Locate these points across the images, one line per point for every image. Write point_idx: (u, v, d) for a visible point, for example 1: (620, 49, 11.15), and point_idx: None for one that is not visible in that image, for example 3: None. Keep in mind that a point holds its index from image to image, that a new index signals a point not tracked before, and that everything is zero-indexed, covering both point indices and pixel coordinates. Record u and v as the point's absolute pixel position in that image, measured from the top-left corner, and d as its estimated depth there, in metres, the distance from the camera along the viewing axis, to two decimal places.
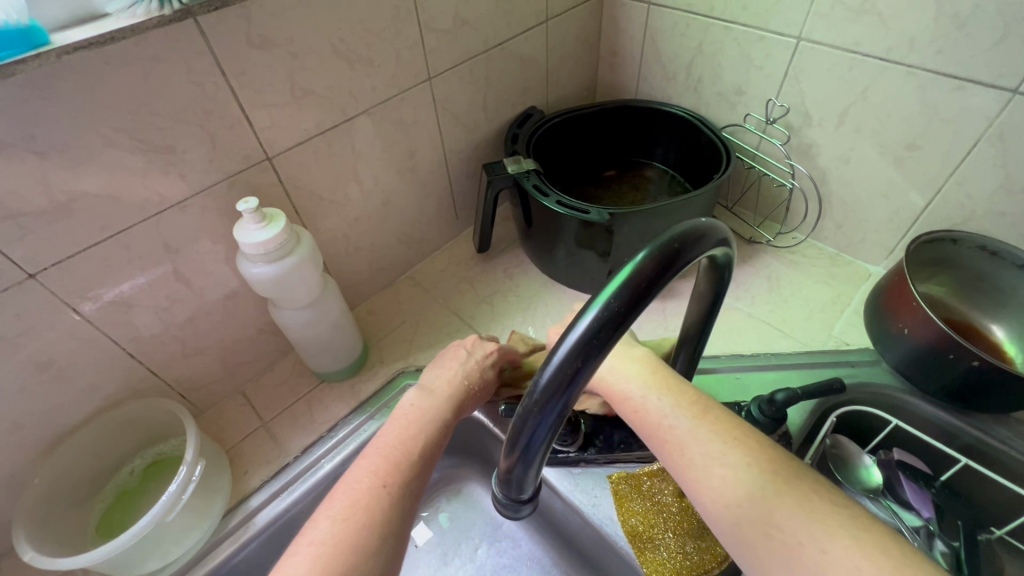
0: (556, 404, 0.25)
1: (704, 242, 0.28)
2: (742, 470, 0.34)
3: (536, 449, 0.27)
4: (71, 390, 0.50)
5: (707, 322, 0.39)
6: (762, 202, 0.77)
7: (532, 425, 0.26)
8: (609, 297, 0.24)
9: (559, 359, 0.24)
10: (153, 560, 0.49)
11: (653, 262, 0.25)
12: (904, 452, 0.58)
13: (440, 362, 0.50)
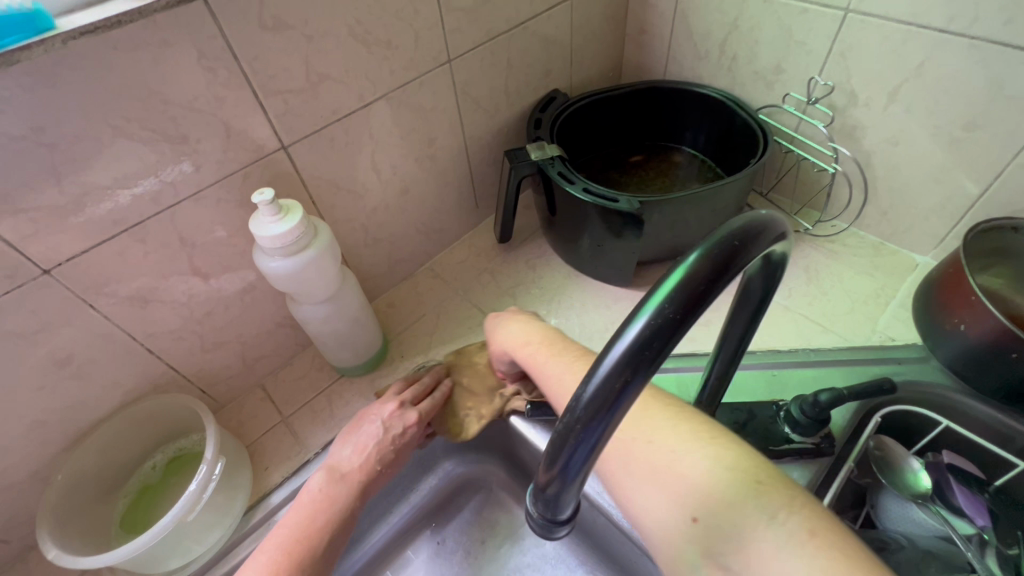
0: (602, 421, 0.23)
1: (764, 238, 0.24)
2: None
3: (579, 467, 0.24)
4: (90, 386, 0.49)
5: (752, 323, 0.36)
6: (800, 188, 0.72)
7: (573, 443, 0.24)
8: (661, 301, 0.22)
9: (605, 371, 0.22)
10: (174, 559, 0.49)
11: (709, 263, 0.22)
12: (955, 454, 0.54)
13: (352, 437, 0.52)
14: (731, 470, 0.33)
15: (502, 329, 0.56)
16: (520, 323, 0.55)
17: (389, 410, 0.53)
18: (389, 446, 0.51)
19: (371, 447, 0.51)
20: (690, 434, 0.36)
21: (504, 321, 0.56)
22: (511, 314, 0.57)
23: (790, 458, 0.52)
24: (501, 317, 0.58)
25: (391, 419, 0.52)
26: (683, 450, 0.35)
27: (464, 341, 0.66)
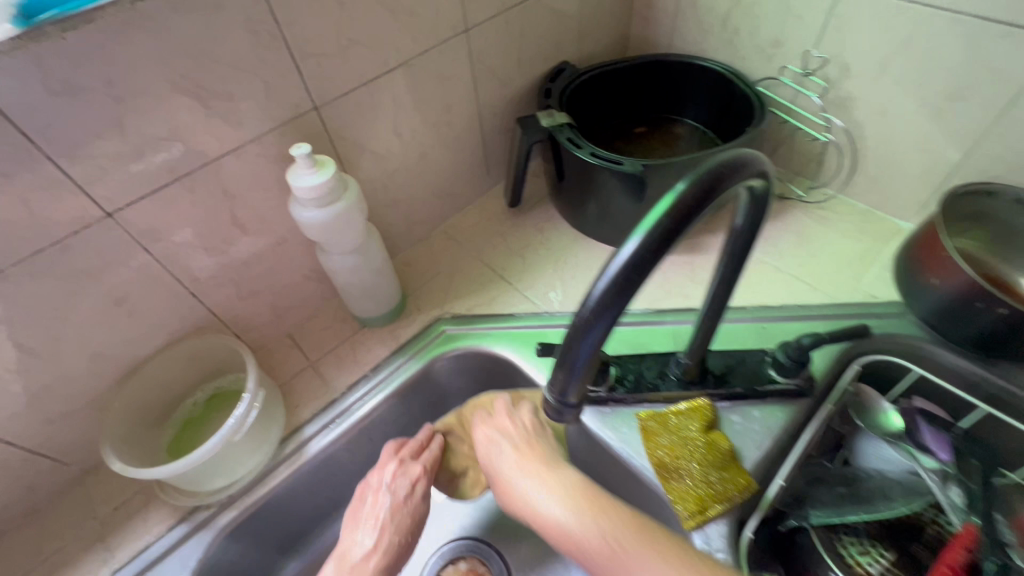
0: (607, 316, 0.28)
1: (746, 169, 0.29)
2: (587, 522, 0.42)
3: (588, 359, 0.30)
4: (142, 323, 0.54)
5: (739, 264, 0.41)
6: (794, 158, 0.77)
7: (580, 337, 0.29)
8: (656, 218, 0.26)
9: (609, 275, 0.27)
10: (219, 479, 0.55)
11: (696, 186, 0.27)
12: (925, 400, 0.60)
13: (355, 521, 0.54)
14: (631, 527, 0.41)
15: (501, 455, 0.52)
16: (534, 467, 0.49)
17: (391, 471, 0.56)
18: (400, 513, 0.54)
19: (382, 514, 0.53)
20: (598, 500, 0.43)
21: (519, 462, 0.50)
22: (522, 449, 0.51)
23: (773, 398, 0.57)
24: (512, 447, 0.52)
25: (394, 482, 0.55)
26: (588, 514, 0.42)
27: (477, 296, 0.71)
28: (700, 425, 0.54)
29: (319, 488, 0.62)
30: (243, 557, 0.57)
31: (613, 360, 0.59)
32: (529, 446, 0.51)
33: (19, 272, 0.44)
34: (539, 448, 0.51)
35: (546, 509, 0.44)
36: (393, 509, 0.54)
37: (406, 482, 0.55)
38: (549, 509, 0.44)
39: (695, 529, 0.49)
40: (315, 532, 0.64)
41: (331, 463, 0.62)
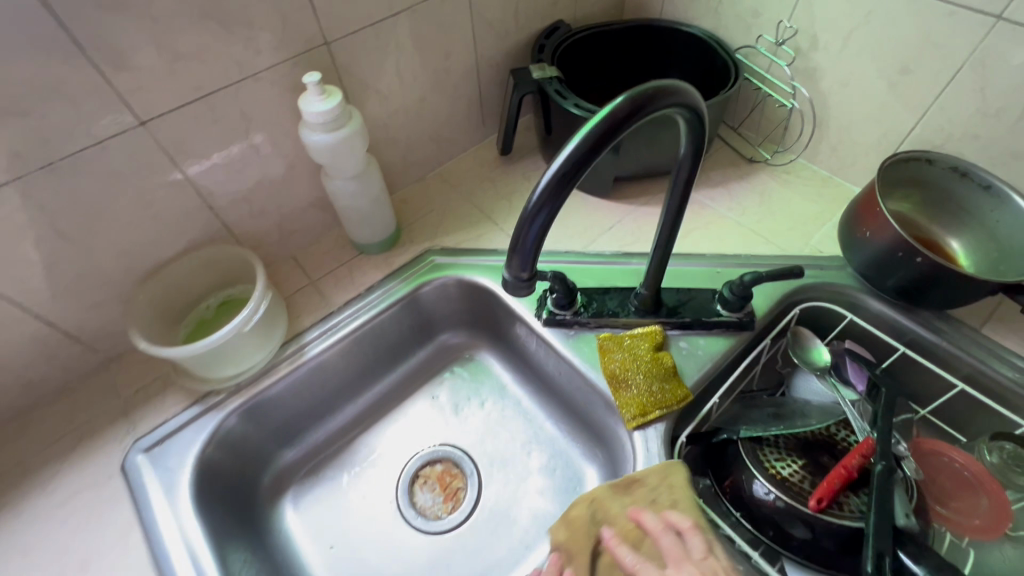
0: (547, 202, 0.39)
1: (671, 95, 0.39)
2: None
3: (533, 238, 0.40)
4: (164, 228, 0.61)
5: (684, 198, 0.49)
6: (764, 123, 0.82)
7: (528, 222, 0.40)
8: (592, 128, 0.37)
9: (553, 170, 0.39)
10: (228, 368, 0.63)
11: (627, 103, 0.37)
12: (855, 343, 0.68)
13: None
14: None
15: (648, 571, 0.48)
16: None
17: None
18: None
19: None
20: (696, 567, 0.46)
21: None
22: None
23: (717, 329, 0.64)
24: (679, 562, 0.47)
25: None
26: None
27: (465, 232, 0.78)
28: (649, 345, 0.62)
29: (316, 389, 0.71)
30: (246, 439, 0.66)
31: (580, 289, 0.67)
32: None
33: (64, 166, 0.51)
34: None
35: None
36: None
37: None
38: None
39: (635, 429, 0.58)
40: (308, 428, 0.72)
41: (328, 367, 0.70)
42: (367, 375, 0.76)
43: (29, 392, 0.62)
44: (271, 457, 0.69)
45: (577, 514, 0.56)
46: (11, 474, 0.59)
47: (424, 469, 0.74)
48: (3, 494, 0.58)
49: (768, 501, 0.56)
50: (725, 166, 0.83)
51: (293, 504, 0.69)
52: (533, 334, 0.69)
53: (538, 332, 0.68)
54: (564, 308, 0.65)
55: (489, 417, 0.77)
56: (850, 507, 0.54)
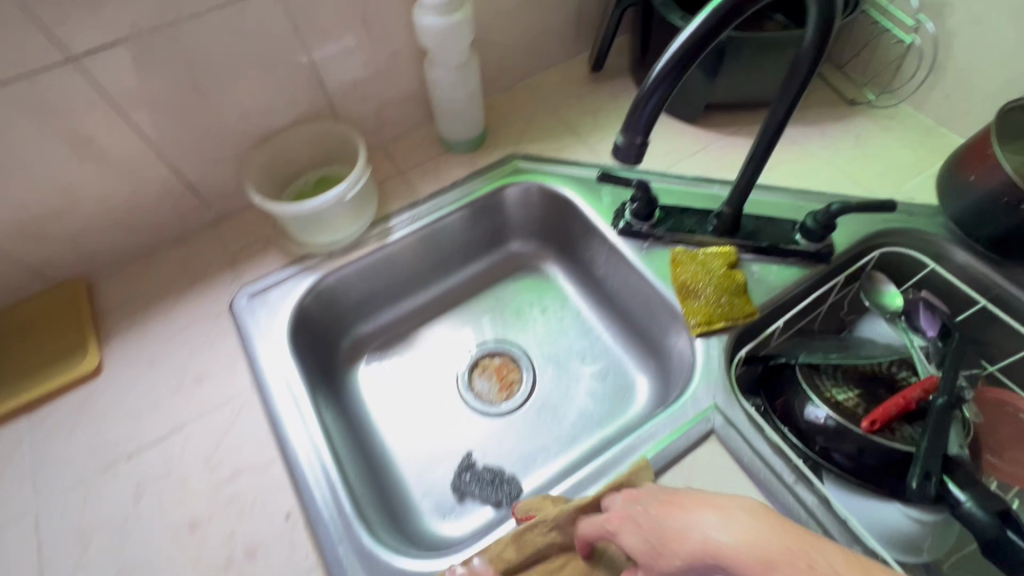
0: (664, 83, 0.40)
1: None
2: (667, 504, 0.38)
3: (646, 118, 0.41)
4: (280, 97, 0.66)
5: (808, 73, 0.51)
6: (875, 63, 0.78)
7: (642, 104, 0.41)
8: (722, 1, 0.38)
9: (675, 50, 0.39)
10: (325, 236, 0.69)
11: None
12: (932, 294, 0.66)
13: None
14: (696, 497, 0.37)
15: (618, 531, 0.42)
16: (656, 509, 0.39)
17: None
18: None
19: None
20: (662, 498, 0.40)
21: (661, 514, 0.38)
22: (659, 503, 0.39)
23: (793, 258, 0.65)
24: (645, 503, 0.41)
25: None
26: (660, 515, 0.38)
27: (549, 142, 0.80)
28: (723, 262, 0.63)
29: (395, 270, 0.76)
30: (332, 304, 0.72)
31: (659, 204, 0.69)
32: (667, 501, 0.39)
33: (207, 19, 0.56)
34: (678, 501, 0.38)
35: (630, 522, 0.41)
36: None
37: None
38: (641, 521, 0.40)
39: (698, 336, 0.61)
40: (383, 307, 0.79)
41: (408, 252, 0.75)
42: (440, 268, 0.81)
43: (151, 234, 0.70)
44: (350, 326, 0.76)
45: (532, 539, 0.48)
46: (136, 302, 0.68)
47: (484, 359, 0.79)
48: (129, 317, 0.66)
49: (820, 423, 0.58)
50: (823, 106, 0.80)
51: (365, 371, 0.76)
52: (605, 245, 0.72)
53: (611, 242, 0.70)
54: (642, 219, 0.67)
55: (549, 323, 0.81)
56: (902, 434, 0.55)
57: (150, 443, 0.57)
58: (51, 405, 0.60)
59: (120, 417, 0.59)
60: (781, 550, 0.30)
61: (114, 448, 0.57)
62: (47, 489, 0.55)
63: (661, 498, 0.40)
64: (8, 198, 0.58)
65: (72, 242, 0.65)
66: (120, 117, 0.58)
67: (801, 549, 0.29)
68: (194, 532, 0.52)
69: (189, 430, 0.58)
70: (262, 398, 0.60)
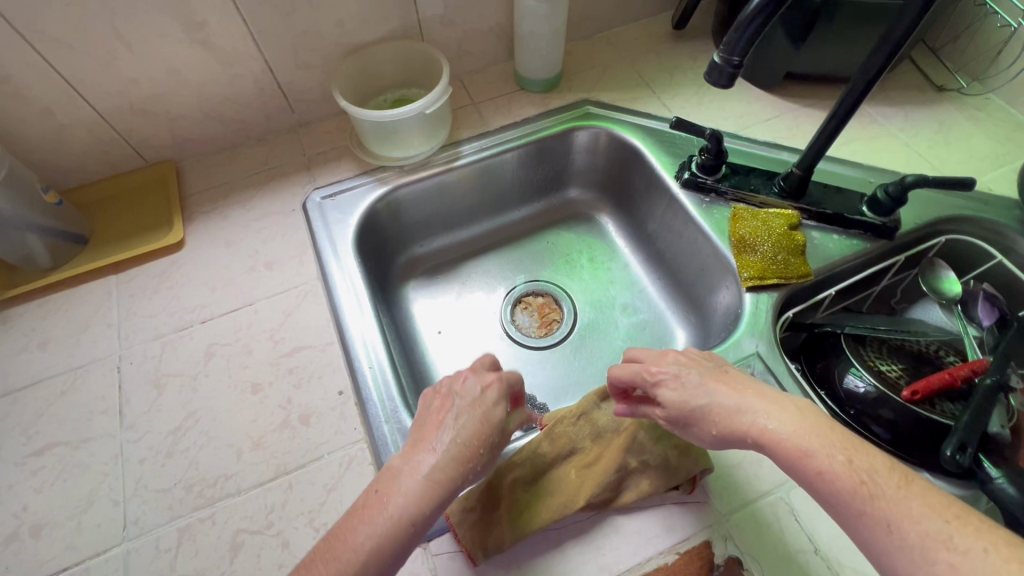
0: (766, 11, 0.40)
1: None
2: (718, 380, 0.44)
3: (746, 41, 0.42)
4: (376, 10, 0.69)
5: (914, 23, 0.48)
6: (973, 49, 0.75)
7: (742, 29, 0.41)
8: None
9: None
10: (398, 151, 0.73)
11: None
12: (994, 287, 0.64)
13: (425, 419, 0.45)
14: (751, 388, 0.43)
15: (655, 382, 0.46)
16: (706, 380, 0.44)
17: (462, 380, 0.47)
18: (475, 426, 0.44)
19: (449, 425, 0.44)
20: (712, 372, 0.45)
21: (711, 386, 0.43)
22: (713, 376, 0.44)
23: (855, 230, 0.65)
24: (693, 369, 0.45)
25: (460, 388, 0.47)
26: (712, 386, 0.43)
27: (622, 92, 0.80)
28: (783, 223, 0.64)
29: (456, 197, 0.79)
30: (395, 219, 0.76)
31: (727, 161, 0.69)
32: (721, 376, 0.44)
33: None
34: (732, 379, 0.44)
35: (669, 381, 0.45)
36: (470, 405, 0.45)
37: (478, 380, 0.47)
38: (685, 383, 0.44)
39: (749, 289, 0.62)
40: (439, 231, 0.82)
41: (473, 180, 0.78)
42: (498, 202, 0.83)
43: (240, 129, 0.75)
44: (408, 245, 0.80)
45: (563, 430, 0.52)
46: (220, 189, 0.73)
47: (527, 297, 0.81)
48: (212, 202, 0.71)
49: (860, 391, 0.58)
50: (909, 89, 0.79)
51: (416, 291, 0.80)
52: (666, 196, 0.73)
53: (673, 193, 0.71)
54: (707, 172, 0.68)
55: (595, 271, 0.82)
56: (942, 410, 0.56)
57: (223, 312, 0.62)
58: (138, 267, 0.66)
59: (196, 287, 0.64)
60: (823, 445, 0.37)
61: (189, 312, 0.63)
62: (130, 338, 0.61)
63: (710, 370, 0.45)
64: (123, 70, 0.63)
65: (170, 124, 0.70)
66: (232, 8, 0.62)
67: (846, 450, 0.37)
68: (256, 393, 0.57)
69: (258, 306, 0.63)
70: (325, 287, 0.64)
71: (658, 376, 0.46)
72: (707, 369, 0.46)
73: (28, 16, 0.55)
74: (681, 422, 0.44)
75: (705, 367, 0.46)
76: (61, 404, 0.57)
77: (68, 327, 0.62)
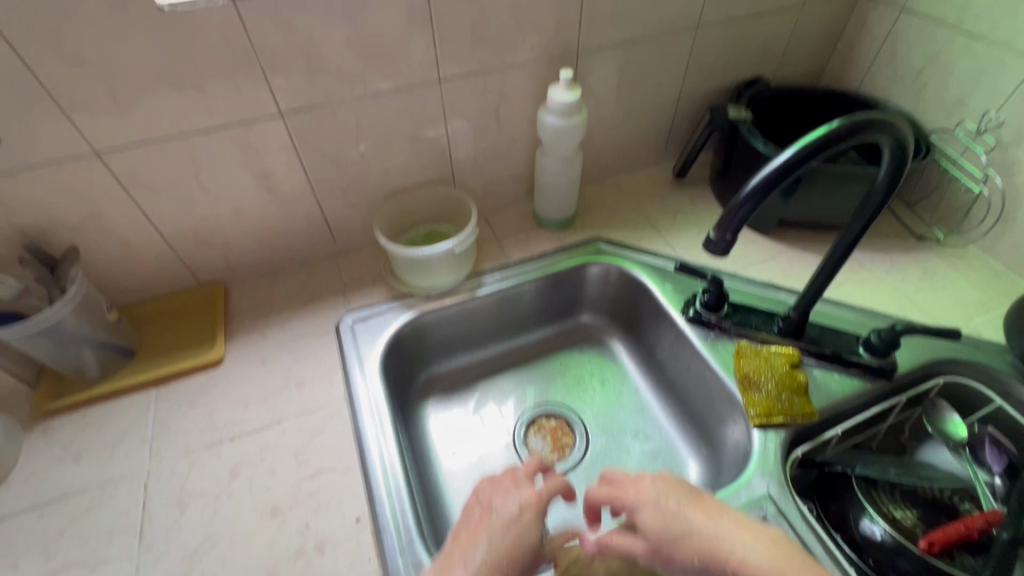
0: (753, 198, 0.48)
1: (879, 128, 0.48)
2: (692, 505, 0.47)
3: (739, 220, 0.49)
4: (417, 162, 0.80)
5: (874, 214, 0.56)
6: (944, 206, 0.84)
7: (735, 210, 0.49)
8: (809, 142, 0.47)
9: (764, 175, 0.48)
10: (426, 280, 0.80)
11: (844, 125, 0.47)
12: (999, 432, 0.65)
13: (457, 535, 0.48)
14: (727, 516, 0.45)
15: (635, 505, 0.50)
16: (680, 504, 0.47)
17: (504, 496, 0.52)
18: (507, 545, 0.47)
19: (483, 540, 0.47)
20: (687, 496, 0.48)
21: (687, 512, 0.46)
22: (688, 501, 0.47)
23: (855, 369, 0.69)
24: (671, 492, 0.49)
25: (503, 506, 0.50)
26: (689, 515, 0.46)
27: (630, 231, 0.89)
28: (785, 361, 0.68)
29: (476, 321, 0.84)
30: (418, 341, 0.81)
31: (728, 300, 0.75)
32: (696, 501, 0.47)
33: (383, 99, 0.71)
34: (706, 505, 0.46)
35: (649, 505, 0.49)
36: (506, 526, 0.49)
37: (517, 501, 0.51)
38: (663, 507, 0.47)
39: (756, 426, 0.64)
40: (458, 352, 0.86)
41: (492, 306, 0.84)
42: (515, 326, 0.88)
43: (286, 256, 0.83)
44: (428, 364, 0.84)
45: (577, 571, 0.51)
46: (262, 309, 0.79)
47: (540, 419, 0.83)
48: (253, 321, 0.78)
49: (874, 538, 0.58)
50: (890, 236, 0.87)
51: (433, 409, 0.82)
52: (673, 329, 0.78)
53: (680, 326, 0.76)
54: (711, 310, 0.74)
55: (607, 396, 0.85)
56: (962, 563, 0.56)
57: (251, 431, 0.65)
58: (178, 382, 0.71)
59: (230, 404, 0.68)
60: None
61: (220, 430, 0.66)
62: (161, 453, 0.64)
63: (683, 493, 0.48)
64: (196, 209, 0.72)
65: (227, 251, 0.79)
66: (297, 162, 0.73)
67: None
68: (275, 517, 0.58)
69: (285, 425, 0.66)
70: (350, 408, 0.67)
71: (640, 499, 0.50)
72: (683, 492, 0.49)
73: (130, 170, 0.65)
74: (659, 548, 0.46)
75: (680, 490, 0.49)
76: (85, 521, 0.58)
77: (104, 440, 0.65)
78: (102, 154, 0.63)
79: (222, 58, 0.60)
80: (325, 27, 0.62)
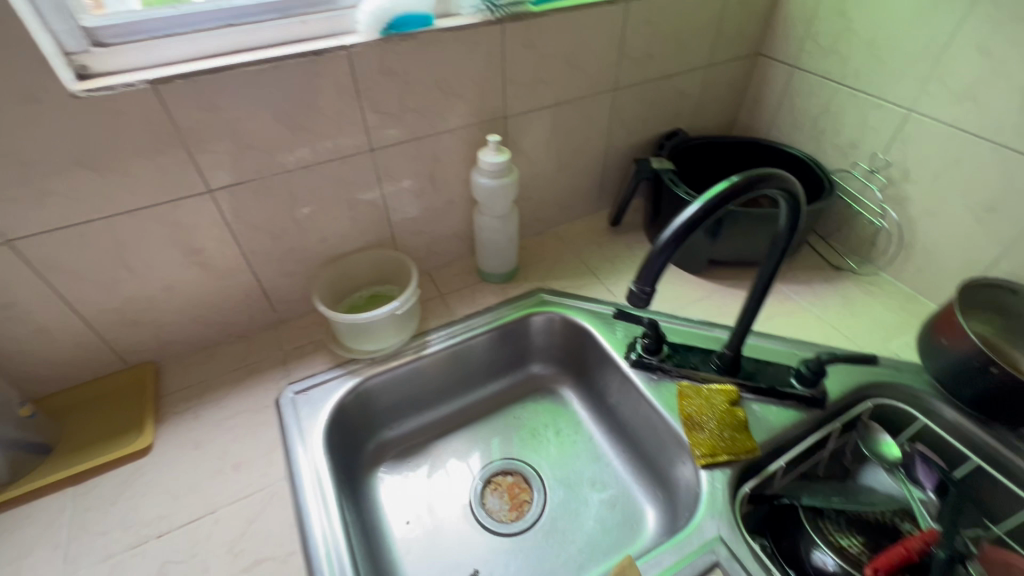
0: (668, 249, 0.50)
1: (773, 181, 0.52)
2: None
3: (657, 270, 0.51)
4: (355, 228, 0.81)
5: (783, 258, 0.60)
6: (854, 237, 0.92)
7: (653, 260, 0.51)
8: (712, 197, 0.51)
9: (675, 227, 0.51)
10: (369, 344, 0.79)
11: (742, 180, 0.51)
12: (926, 447, 0.69)
13: None
14: None
15: None
16: None
17: None
18: None
19: None
20: None
21: None
22: None
23: (790, 400, 0.71)
24: None
25: None
26: None
27: (571, 279, 0.92)
28: (724, 399, 0.70)
29: (425, 380, 0.83)
30: (364, 407, 0.79)
31: (667, 341, 0.78)
32: None
33: (316, 171, 0.72)
34: None
35: None
36: None
37: None
38: None
39: (702, 467, 0.65)
40: (408, 415, 0.84)
41: (440, 364, 0.83)
42: (465, 382, 0.88)
43: (222, 330, 0.81)
44: (377, 430, 0.82)
45: None
46: (196, 389, 0.76)
47: (497, 476, 0.81)
48: (186, 402, 0.74)
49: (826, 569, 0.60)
50: (811, 268, 0.93)
51: (384, 478, 0.79)
52: (618, 373, 0.79)
53: (624, 371, 0.77)
54: (651, 353, 0.76)
55: (562, 446, 0.84)
56: None
57: (182, 524, 0.61)
58: (99, 477, 0.66)
59: (157, 496, 0.64)
60: None
61: (146, 526, 0.61)
62: (76, 562, 0.58)
63: None
64: (122, 290, 0.70)
65: (156, 330, 0.76)
66: (229, 236, 0.72)
67: None
68: None
69: (220, 514, 0.62)
70: (291, 487, 0.64)
71: None
72: None
73: (46, 257, 0.63)
74: None
75: None
76: None
77: (10, 552, 0.59)
78: (14, 243, 0.60)
79: (144, 141, 0.60)
80: (252, 107, 0.63)
